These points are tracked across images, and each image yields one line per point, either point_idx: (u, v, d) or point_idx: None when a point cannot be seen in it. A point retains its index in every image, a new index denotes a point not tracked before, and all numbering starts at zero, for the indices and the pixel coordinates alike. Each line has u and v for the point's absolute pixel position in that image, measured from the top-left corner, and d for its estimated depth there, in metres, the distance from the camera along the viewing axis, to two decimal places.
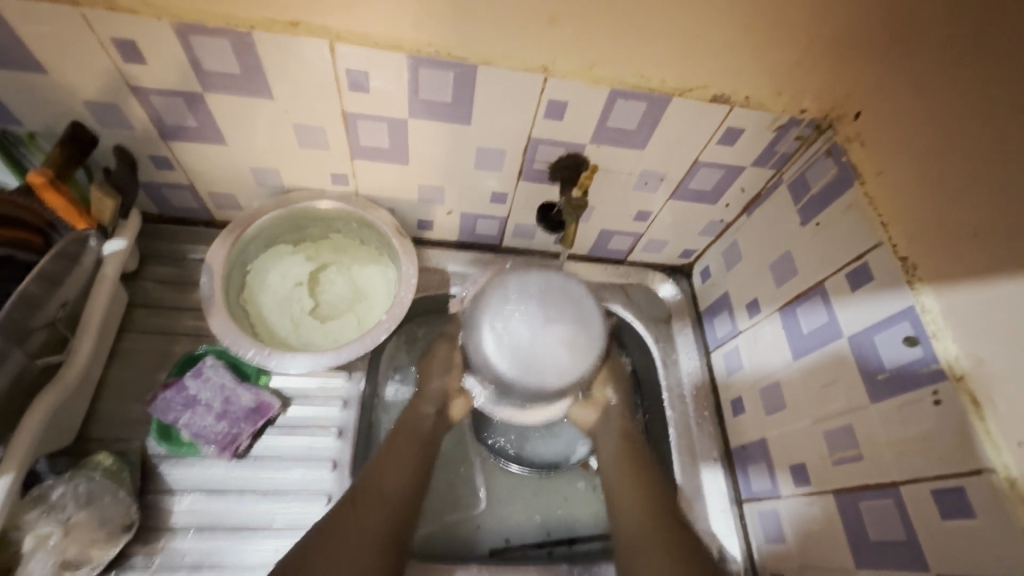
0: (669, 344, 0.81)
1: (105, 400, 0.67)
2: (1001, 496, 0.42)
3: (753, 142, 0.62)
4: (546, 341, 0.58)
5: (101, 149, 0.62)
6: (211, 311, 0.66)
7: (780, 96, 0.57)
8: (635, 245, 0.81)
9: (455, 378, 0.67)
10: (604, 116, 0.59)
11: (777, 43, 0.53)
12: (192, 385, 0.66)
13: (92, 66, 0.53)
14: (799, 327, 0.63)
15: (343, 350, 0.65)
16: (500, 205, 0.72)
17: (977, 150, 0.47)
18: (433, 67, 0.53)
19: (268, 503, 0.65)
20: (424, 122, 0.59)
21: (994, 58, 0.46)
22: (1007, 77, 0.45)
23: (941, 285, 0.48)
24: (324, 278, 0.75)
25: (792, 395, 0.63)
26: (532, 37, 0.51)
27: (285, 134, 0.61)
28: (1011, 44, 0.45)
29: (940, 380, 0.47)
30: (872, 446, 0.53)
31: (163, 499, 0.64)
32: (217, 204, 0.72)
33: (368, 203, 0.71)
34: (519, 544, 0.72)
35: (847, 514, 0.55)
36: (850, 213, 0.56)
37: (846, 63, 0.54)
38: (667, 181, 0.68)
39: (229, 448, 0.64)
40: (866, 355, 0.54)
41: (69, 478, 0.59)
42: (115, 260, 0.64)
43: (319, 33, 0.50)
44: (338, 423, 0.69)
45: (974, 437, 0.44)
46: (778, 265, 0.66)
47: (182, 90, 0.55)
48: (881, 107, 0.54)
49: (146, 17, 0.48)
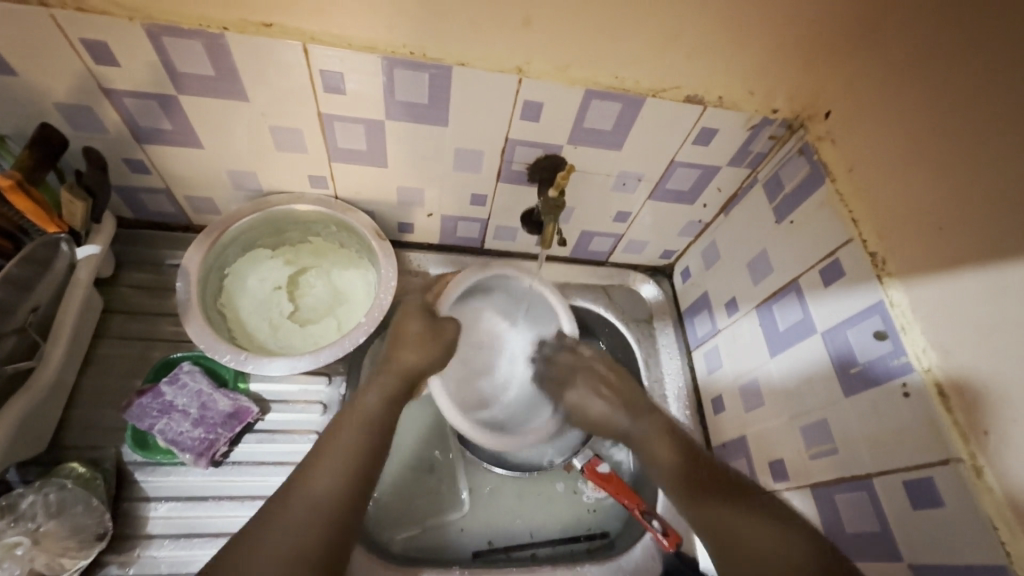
0: (652, 345, 0.82)
1: (79, 407, 0.66)
2: (968, 484, 0.43)
3: (728, 142, 0.63)
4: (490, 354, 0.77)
5: (72, 151, 0.61)
6: (187, 315, 0.64)
7: (752, 96, 0.58)
8: (616, 246, 0.81)
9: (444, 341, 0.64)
10: (580, 116, 0.59)
11: (747, 44, 0.53)
12: (168, 391, 0.65)
13: (64, 68, 0.52)
14: (775, 323, 0.64)
15: (321, 352, 0.64)
16: (480, 207, 0.72)
17: (939, 142, 0.47)
18: (408, 67, 0.53)
19: (246, 510, 0.64)
20: (402, 123, 0.59)
21: (955, 42, 0.46)
22: (968, 63, 0.45)
23: (908, 279, 0.49)
24: (304, 282, 0.75)
25: (769, 392, 0.64)
26: (505, 37, 0.51)
27: (262, 136, 0.61)
28: (970, 24, 0.44)
29: (908, 372, 0.48)
30: (846, 440, 0.54)
31: (138, 508, 0.63)
32: (195, 208, 0.71)
33: (348, 206, 0.71)
34: (502, 546, 0.71)
35: (823, 508, 0.56)
36: (822, 210, 0.57)
37: (813, 63, 0.56)
38: (646, 182, 0.68)
39: (206, 455, 0.63)
40: (840, 351, 0.55)
41: (40, 487, 0.58)
42: (89, 264, 0.63)
43: (293, 34, 0.50)
44: (318, 427, 0.69)
45: (941, 427, 0.45)
46: (755, 263, 0.67)
47: (157, 93, 0.55)
48: (847, 107, 0.55)
49: (117, 18, 0.48)
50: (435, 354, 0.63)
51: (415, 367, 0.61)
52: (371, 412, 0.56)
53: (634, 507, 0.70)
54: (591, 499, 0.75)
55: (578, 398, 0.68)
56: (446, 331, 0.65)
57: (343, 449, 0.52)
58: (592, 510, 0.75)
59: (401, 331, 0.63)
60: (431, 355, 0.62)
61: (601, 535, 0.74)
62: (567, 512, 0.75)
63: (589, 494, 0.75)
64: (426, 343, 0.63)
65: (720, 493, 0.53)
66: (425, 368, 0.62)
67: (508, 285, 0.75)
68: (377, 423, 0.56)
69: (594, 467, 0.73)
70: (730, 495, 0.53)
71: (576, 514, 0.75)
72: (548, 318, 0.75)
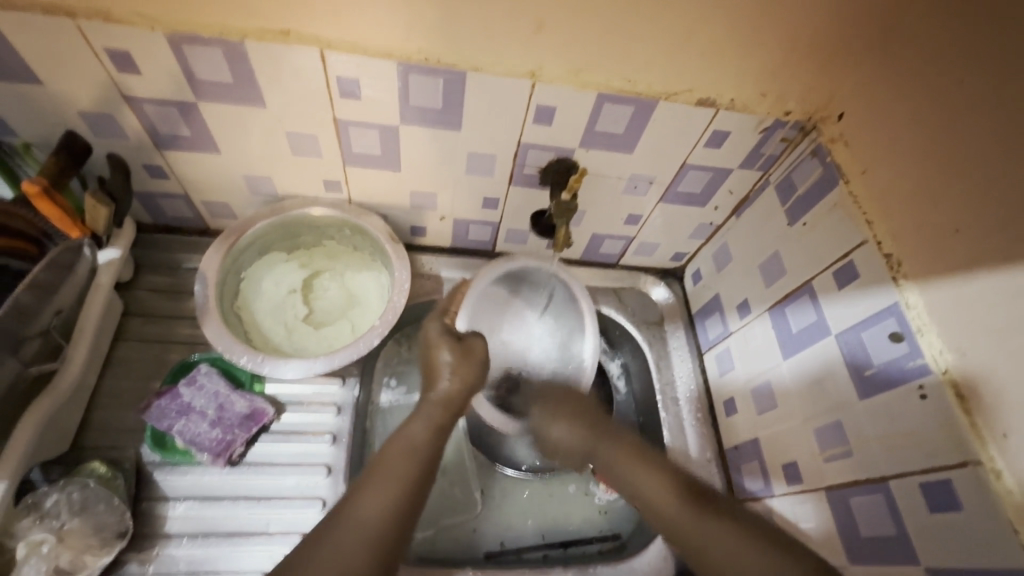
0: (663, 347, 0.82)
1: (98, 408, 0.67)
2: (987, 487, 0.43)
3: (740, 144, 0.63)
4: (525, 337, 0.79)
5: (95, 158, 0.63)
6: (204, 318, 0.65)
7: (764, 98, 0.58)
8: (627, 249, 0.81)
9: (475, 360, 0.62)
10: (592, 120, 0.59)
11: (760, 47, 0.53)
12: (186, 392, 0.66)
13: (88, 77, 0.53)
14: (788, 326, 0.64)
15: (336, 355, 0.65)
16: (492, 210, 0.73)
17: (954, 143, 0.47)
18: (423, 74, 0.54)
19: (262, 509, 0.65)
20: (416, 128, 0.60)
21: (973, 43, 0.45)
22: (985, 64, 0.45)
23: (923, 281, 0.49)
24: (318, 284, 0.76)
25: (782, 395, 0.64)
26: (519, 42, 0.52)
27: (279, 142, 0.62)
28: (988, 26, 0.44)
29: (925, 374, 0.48)
30: (861, 442, 0.53)
31: (157, 507, 0.64)
32: (212, 212, 0.72)
33: (361, 209, 0.72)
34: (514, 548, 0.72)
35: (838, 511, 0.56)
36: (835, 212, 0.57)
37: (825, 65, 0.56)
38: (657, 185, 0.69)
39: (223, 455, 0.64)
40: (854, 353, 0.55)
41: (63, 486, 0.60)
42: (109, 269, 0.65)
43: (310, 42, 0.51)
44: (332, 429, 0.69)
45: (959, 429, 0.45)
46: (767, 265, 0.67)
47: (177, 100, 0.56)
48: (860, 109, 0.55)
49: (140, 28, 0.49)
50: (472, 377, 0.61)
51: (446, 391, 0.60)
52: (418, 440, 0.55)
53: None
54: (603, 501, 0.76)
55: (541, 420, 0.66)
56: (476, 350, 0.63)
57: (390, 476, 0.51)
58: (604, 512, 0.75)
59: (431, 362, 0.61)
60: (468, 378, 0.61)
61: (613, 536, 0.74)
62: (579, 514, 0.75)
63: (601, 496, 0.75)
64: (459, 366, 0.61)
65: (711, 507, 0.52)
66: (462, 394, 0.60)
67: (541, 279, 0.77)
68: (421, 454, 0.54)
69: None
70: (716, 506, 0.52)
71: (587, 516, 0.75)
72: (576, 329, 0.76)
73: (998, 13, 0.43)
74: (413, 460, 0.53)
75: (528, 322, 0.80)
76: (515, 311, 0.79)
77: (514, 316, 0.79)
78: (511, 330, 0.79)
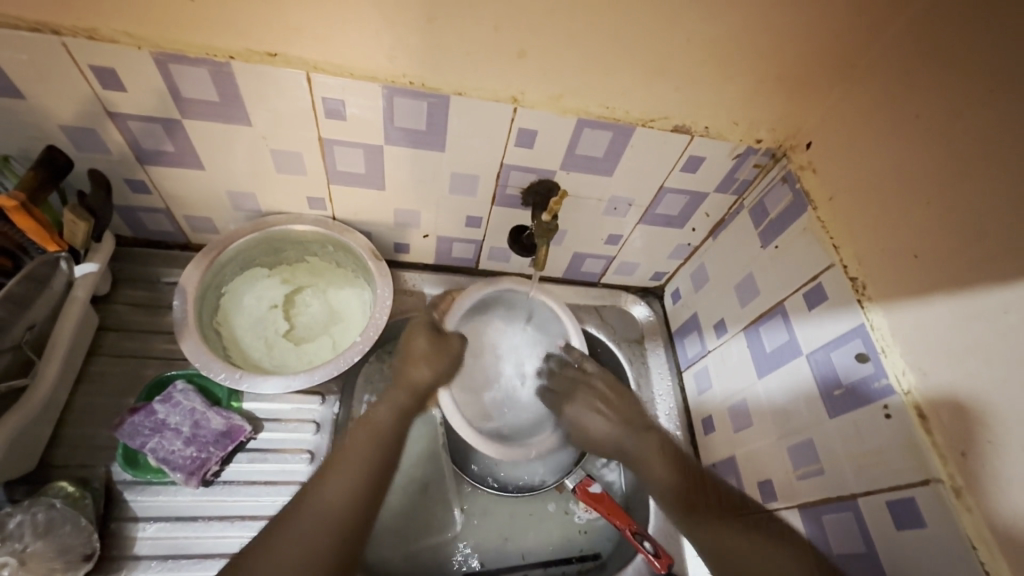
0: (643, 366, 0.83)
1: (69, 426, 0.66)
2: (949, 505, 0.44)
3: (715, 169, 0.66)
4: (519, 356, 0.78)
5: (76, 172, 0.63)
6: (182, 333, 0.65)
7: (737, 126, 0.60)
8: (608, 267, 0.83)
9: (446, 349, 0.67)
10: (573, 144, 0.61)
11: (731, 79, 0.56)
12: (161, 409, 0.65)
13: (72, 93, 0.54)
14: (762, 345, 0.65)
15: (315, 371, 0.65)
16: (475, 228, 0.74)
17: (913, 174, 0.49)
18: (407, 97, 0.55)
19: (235, 530, 0.63)
20: (400, 148, 0.61)
21: (936, 80, 0.48)
22: (949, 97, 0.46)
23: (888, 304, 0.51)
24: (300, 300, 0.76)
25: (757, 413, 0.65)
26: (502, 70, 0.53)
27: (263, 159, 0.63)
28: (952, 61, 0.46)
29: (890, 395, 0.49)
30: (833, 460, 0.55)
31: (126, 528, 0.62)
32: (193, 227, 0.72)
33: (344, 226, 0.72)
34: (492, 568, 0.71)
35: (811, 528, 0.57)
36: (804, 236, 0.60)
37: (794, 97, 0.58)
38: (636, 207, 0.71)
39: (197, 474, 0.63)
40: (823, 372, 0.56)
41: (28, 506, 0.58)
42: (85, 283, 0.64)
43: (297, 64, 0.52)
44: (310, 446, 0.69)
45: (922, 447, 0.47)
46: (742, 286, 0.69)
47: (162, 116, 0.56)
48: (829, 138, 0.58)
49: (127, 46, 0.50)
50: (442, 367, 0.66)
51: (424, 376, 0.65)
52: (382, 424, 0.61)
53: (626, 527, 0.70)
54: (582, 519, 0.75)
55: (576, 412, 0.70)
56: (451, 344, 0.68)
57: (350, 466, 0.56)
58: (584, 531, 0.75)
59: (409, 348, 0.66)
60: (438, 368, 0.66)
61: (592, 556, 0.74)
62: (558, 534, 0.74)
63: (581, 514, 0.75)
64: (431, 355, 0.66)
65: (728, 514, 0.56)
66: (432, 382, 0.65)
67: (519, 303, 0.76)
68: (386, 436, 0.60)
69: (585, 486, 0.74)
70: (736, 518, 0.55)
71: (567, 535, 0.75)
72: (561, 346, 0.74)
73: (960, 52, 0.46)
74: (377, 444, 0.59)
75: (513, 339, 0.78)
76: (502, 322, 0.78)
77: (504, 333, 0.78)
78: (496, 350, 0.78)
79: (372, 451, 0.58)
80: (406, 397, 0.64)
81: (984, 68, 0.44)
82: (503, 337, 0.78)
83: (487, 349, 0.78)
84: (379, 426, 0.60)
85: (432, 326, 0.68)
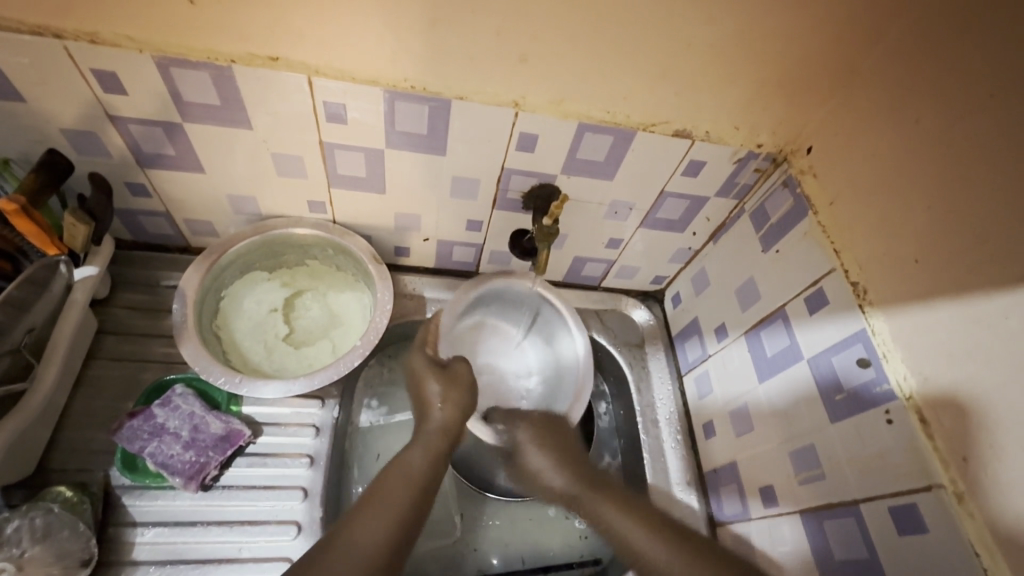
0: (643, 370, 0.83)
1: (68, 430, 0.65)
2: (950, 510, 0.44)
3: (715, 174, 0.66)
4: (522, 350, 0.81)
5: (77, 176, 0.63)
6: (181, 336, 0.65)
7: (738, 131, 0.61)
8: (608, 271, 0.83)
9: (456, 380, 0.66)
10: (574, 148, 0.61)
11: (732, 84, 0.56)
12: (160, 413, 0.65)
13: (73, 97, 0.54)
14: (763, 350, 0.65)
15: (315, 375, 0.64)
16: (476, 232, 0.74)
17: (913, 179, 0.49)
18: (409, 101, 0.55)
19: (234, 535, 0.63)
20: (401, 152, 0.61)
21: (935, 86, 0.48)
22: (949, 102, 0.47)
23: (888, 308, 0.51)
24: (300, 304, 0.76)
25: (758, 418, 0.65)
26: (503, 74, 0.53)
27: (264, 163, 0.62)
28: (952, 67, 0.46)
29: (892, 400, 0.49)
30: (834, 466, 0.55)
31: (124, 533, 0.62)
32: (193, 230, 0.72)
33: (345, 230, 0.72)
34: (492, 573, 0.71)
35: (812, 534, 0.57)
36: (805, 240, 0.60)
37: (794, 102, 0.58)
38: (637, 211, 0.71)
39: (196, 478, 0.63)
40: (825, 377, 0.56)
41: (26, 511, 0.57)
42: (85, 286, 0.64)
43: (298, 67, 0.52)
44: (310, 451, 0.68)
45: (923, 453, 0.46)
46: (742, 290, 0.69)
47: (163, 120, 0.56)
48: (829, 143, 0.58)
49: (128, 50, 0.50)
50: (460, 399, 0.64)
51: (441, 419, 0.62)
52: (415, 470, 0.56)
53: None
54: (583, 524, 0.75)
55: (524, 443, 0.67)
56: (461, 374, 0.66)
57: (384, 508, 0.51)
58: (584, 536, 0.75)
59: (422, 394, 0.65)
60: (458, 403, 0.64)
61: (593, 561, 0.73)
62: (558, 539, 0.74)
63: (581, 519, 0.75)
64: (447, 391, 0.64)
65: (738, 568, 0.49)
66: (457, 419, 0.63)
67: (516, 301, 0.78)
68: (417, 483, 0.55)
69: None
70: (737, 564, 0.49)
71: (567, 540, 0.74)
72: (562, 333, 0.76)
73: (959, 58, 0.46)
74: (410, 491, 0.54)
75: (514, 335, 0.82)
76: (502, 326, 0.82)
77: (506, 331, 0.82)
78: (500, 349, 0.81)
79: (407, 494, 0.54)
80: (436, 438, 0.61)
81: (983, 74, 0.44)
82: (505, 333, 0.82)
83: (493, 348, 0.81)
84: (412, 470, 0.56)
85: (436, 365, 0.67)
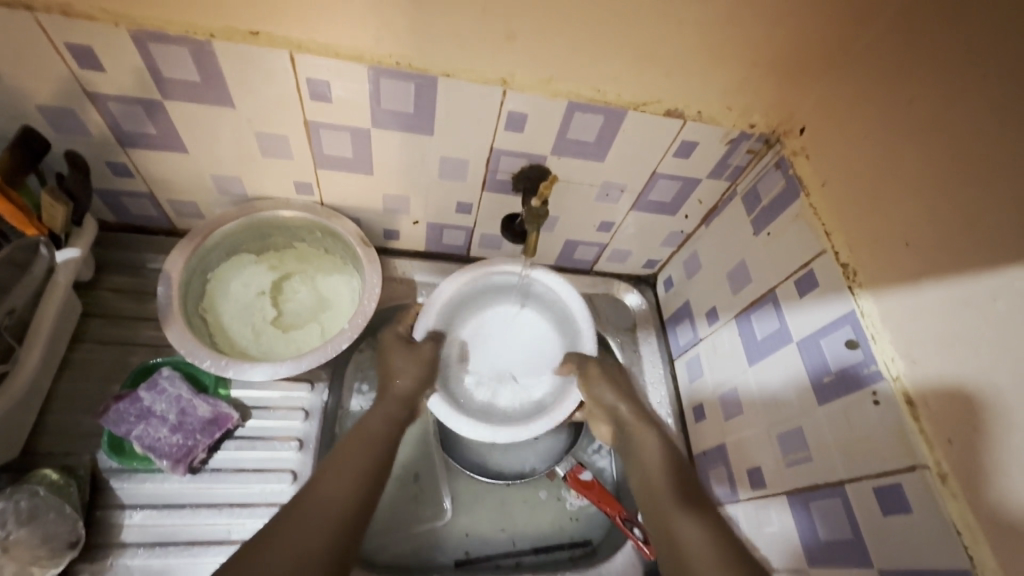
0: (635, 354, 0.83)
1: (53, 413, 0.65)
2: (934, 491, 0.44)
3: (707, 154, 0.65)
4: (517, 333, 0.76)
5: (54, 154, 0.61)
6: (167, 320, 0.64)
7: (730, 111, 0.59)
8: (600, 255, 0.82)
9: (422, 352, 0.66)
10: (564, 127, 0.60)
11: (726, 61, 0.55)
12: (146, 396, 0.64)
13: (49, 73, 0.52)
14: (753, 334, 0.65)
15: (303, 358, 0.64)
16: (465, 215, 0.73)
17: (906, 159, 0.49)
18: (394, 78, 0.54)
19: (224, 517, 0.63)
20: (388, 132, 0.60)
21: (930, 63, 0.47)
22: (944, 80, 0.46)
23: (878, 290, 0.50)
24: (288, 287, 0.75)
25: (748, 400, 0.65)
26: (490, 50, 0.52)
27: (249, 142, 0.61)
28: (948, 43, 0.45)
29: (878, 381, 0.49)
30: (821, 447, 0.55)
31: (113, 515, 0.62)
32: (178, 212, 0.71)
33: (333, 211, 0.71)
34: (482, 555, 0.71)
35: (798, 514, 0.57)
36: (797, 222, 0.59)
37: (787, 81, 0.57)
38: (628, 193, 0.70)
39: (184, 461, 0.63)
40: (814, 359, 0.56)
41: (10, 494, 0.57)
42: (67, 268, 0.63)
43: (280, 43, 0.51)
44: (300, 434, 0.68)
45: (908, 434, 0.46)
46: (734, 273, 0.68)
47: (142, 97, 0.55)
48: (822, 123, 0.57)
49: (104, 24, 0.48)
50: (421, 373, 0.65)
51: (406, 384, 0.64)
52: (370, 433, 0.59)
53: (615, 514, 0.70)
54: (574, 506, 0.76)
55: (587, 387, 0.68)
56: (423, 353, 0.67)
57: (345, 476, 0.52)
58: (574, 518, 0.75)
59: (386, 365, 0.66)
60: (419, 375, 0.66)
61: (583, 543, 0.74)
62: (549, 521, 0.75)
63: (572, 501, 0.75)
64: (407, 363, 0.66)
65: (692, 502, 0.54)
66: (416, 391, 0.65)
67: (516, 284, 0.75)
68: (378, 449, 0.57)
69: (576, 474, 0.73)
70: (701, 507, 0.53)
71: (558, 522, 0.75)
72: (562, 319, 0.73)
73: (955, 34, 0.45)
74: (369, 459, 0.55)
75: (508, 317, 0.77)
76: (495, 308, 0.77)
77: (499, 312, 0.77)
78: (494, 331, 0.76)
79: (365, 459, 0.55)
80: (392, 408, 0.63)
81: (980, 51, 0.43)
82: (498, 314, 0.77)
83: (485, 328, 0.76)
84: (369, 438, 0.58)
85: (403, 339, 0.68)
